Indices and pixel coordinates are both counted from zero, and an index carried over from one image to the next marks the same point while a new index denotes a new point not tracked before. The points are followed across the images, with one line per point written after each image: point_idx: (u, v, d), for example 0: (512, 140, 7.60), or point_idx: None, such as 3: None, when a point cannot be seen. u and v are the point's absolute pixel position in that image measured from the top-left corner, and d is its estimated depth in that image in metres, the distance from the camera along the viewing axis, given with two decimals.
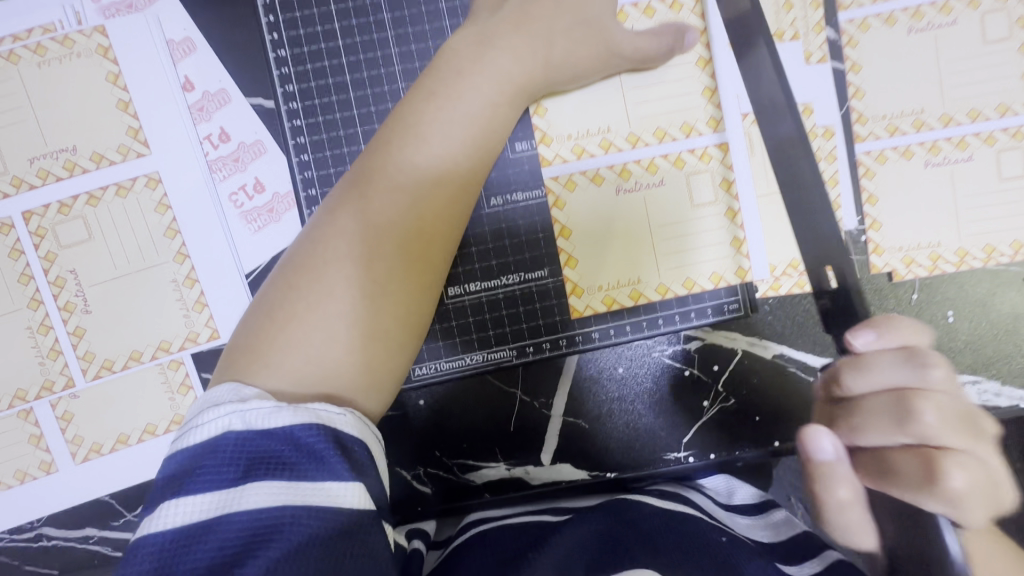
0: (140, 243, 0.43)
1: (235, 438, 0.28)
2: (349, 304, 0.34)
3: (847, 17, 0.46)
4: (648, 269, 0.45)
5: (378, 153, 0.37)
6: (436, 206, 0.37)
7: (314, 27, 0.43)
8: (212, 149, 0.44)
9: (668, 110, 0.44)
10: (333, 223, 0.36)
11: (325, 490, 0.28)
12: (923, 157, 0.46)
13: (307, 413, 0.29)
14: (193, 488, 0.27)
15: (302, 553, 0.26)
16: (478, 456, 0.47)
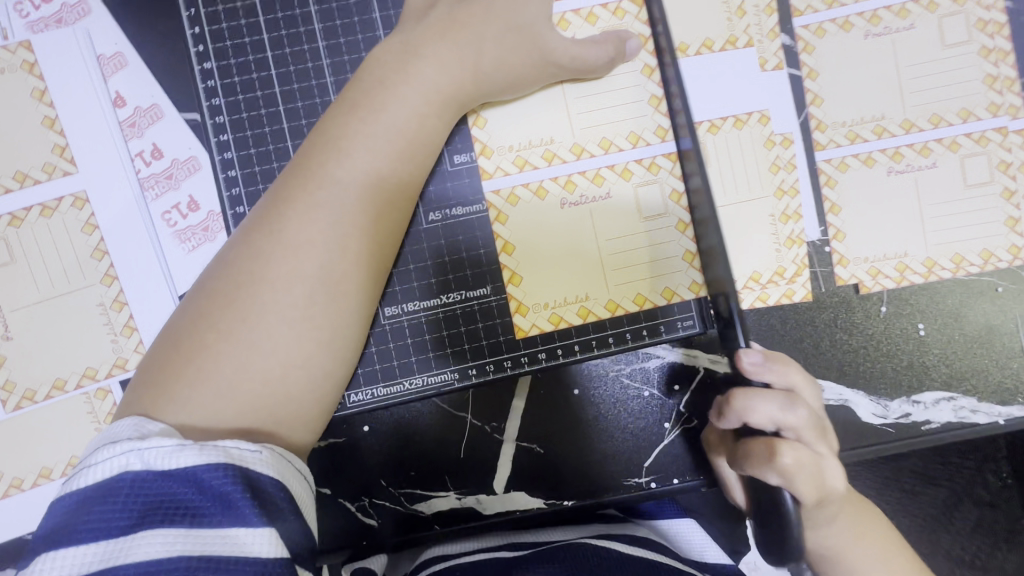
0: (65, 265, 0.41)
1: (131, 482, 0.26)
2: (261, 327, 0.32)
3: (802, 22, 0.45)
4: (597, 284, 0.43)
5: (302, 169, 0.35)
6: (363, 224, 0.35)
7: (243, 39, 0.41)
8: (141, 166, 0.42)
9: (614, 120, 0.43)
10: (252, 244, 0.34)
11: (231, 539, 0.26)
12: (886, 165, 0.45)
13: (215, 453, 0.27)
14: (82, 537, 0.25)
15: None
16: (426, 485, 0.44)
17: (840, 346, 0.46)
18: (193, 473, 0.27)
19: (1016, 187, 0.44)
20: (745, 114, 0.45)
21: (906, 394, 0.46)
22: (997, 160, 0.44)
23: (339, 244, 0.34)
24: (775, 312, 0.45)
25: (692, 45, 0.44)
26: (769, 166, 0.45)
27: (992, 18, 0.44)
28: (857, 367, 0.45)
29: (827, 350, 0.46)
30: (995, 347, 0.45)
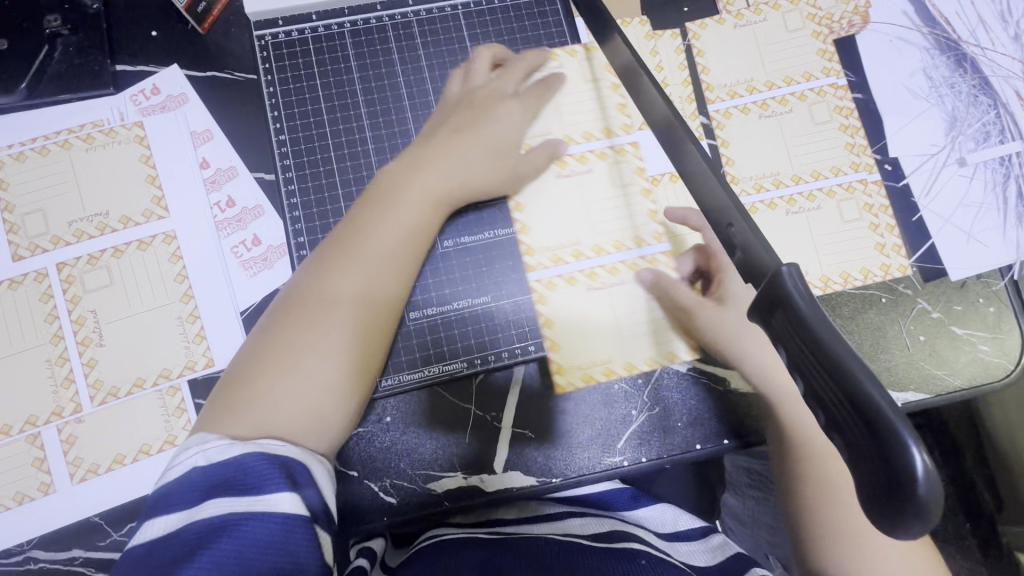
0: (153, 287, 0.52)
1: (195, 472, 0.36)
2: (297, 364, 0.42)
3: (713, 108, 0.62)
4: (620, 351, 0.55)
5: (345, 240, 0.48)
6: (383, 282, 0.47)
7: (308, 116, 0.55)
8: (221, 211, 0.55)
9: (619, 223, 0.57)
10: (303, 300, 0.45)
11: (267, 502, 0.34)
12: (784, 207, 0.60)
13: (256, 445, 0.37)
14: (163, 511, 0.34)
15: (243, 548, 0.32)
16: (438, 466, 0.53)
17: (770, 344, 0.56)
18: (240, 459, 0.36)
19: (879, 222, 0.60)
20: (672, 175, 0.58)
21: None
22: (863, 203, 0.60)
23: (366, 298, 0.46)
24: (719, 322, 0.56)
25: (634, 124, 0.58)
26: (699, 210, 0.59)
27: (846, 106, 0.62)
28: None
29: None
30: (882, 344, 0.58)
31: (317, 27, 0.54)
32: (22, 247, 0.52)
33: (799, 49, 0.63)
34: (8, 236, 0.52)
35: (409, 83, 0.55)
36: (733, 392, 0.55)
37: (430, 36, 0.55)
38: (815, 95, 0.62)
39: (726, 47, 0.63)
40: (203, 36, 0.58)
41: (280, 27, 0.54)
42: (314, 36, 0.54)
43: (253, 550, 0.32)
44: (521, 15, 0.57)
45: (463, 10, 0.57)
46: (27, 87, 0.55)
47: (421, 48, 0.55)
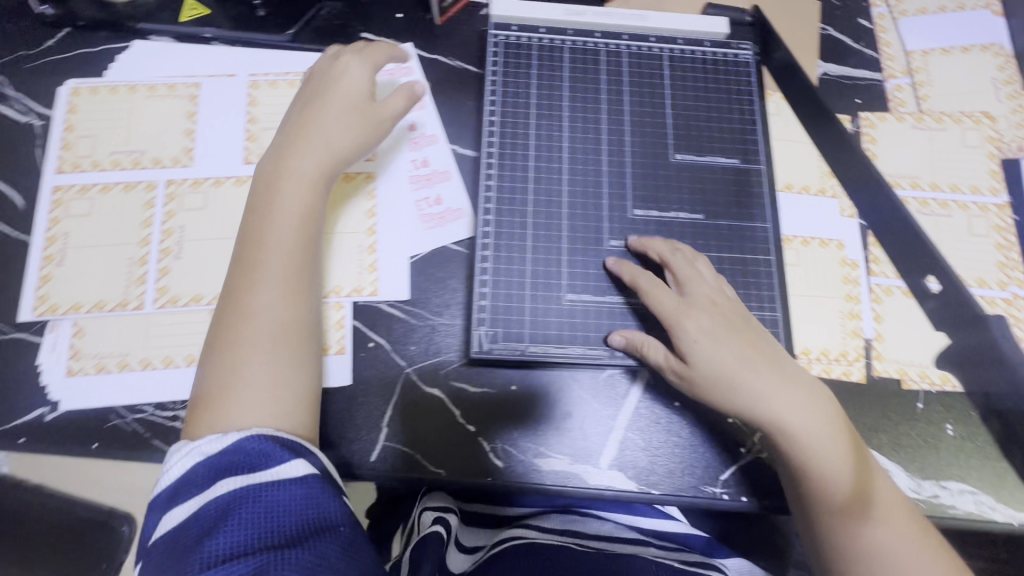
0: (346, 215, 0.59)
1: (202, 466, 0.43)
2: (253, 375, 0.47)
3: (905, 193, 0.65)
4: (913, 361, 0.60)
5: (245, 255, 0.51)
6: (296, 282, 0.50)
7: (520, 96, 0.60)
8: (415, 168, 0.62)
9: (896, 258, 0.63)
10: (235, 311, 0.49)
11: (279, 471, 0.43)
12: (922, 300, 0.61)
13: (252, 430, 0.45)
14: (184, 499, 0.42)
15: (269, 507, 0.41)
16: (547, 445, 0.55)
17: (882, 421, 0.58)
18: (242, 444, 0.44)
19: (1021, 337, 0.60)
20: (826, 240, 0.63)
21: (937, 477, 0.57)
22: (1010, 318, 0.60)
23: (287, 302, 0.50)
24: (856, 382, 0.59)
25: (795, 186, 0.64)
26: (842, 279, 0.62)
27: (1003, 225, 0.64)
28: (900, 443, 0.58)
29: (878, 430, 0.58)
30: (1003, 462, 0.57)
31: (543, 38, 0.62)
32: (254, 154, 0.60)
33: (976, 162, 0.66)
34: (245, 141, 0.60)
35: (610, 100, 0.60)
36: None
37: (636, 70, 0.62)
38: (977, 209, 0.64)
39: (895, 143, 0.67)
40: (437, 25, 0.67)
41: (514, 30, 0.62)
42: (540, 43, 0.62)
43: (276, 509, 0.41)
44: (719, 69, 0.63)
45: (670, 53, 0.62)
46: (294, 32, 0.65)
47: (627, 75, 0.61)
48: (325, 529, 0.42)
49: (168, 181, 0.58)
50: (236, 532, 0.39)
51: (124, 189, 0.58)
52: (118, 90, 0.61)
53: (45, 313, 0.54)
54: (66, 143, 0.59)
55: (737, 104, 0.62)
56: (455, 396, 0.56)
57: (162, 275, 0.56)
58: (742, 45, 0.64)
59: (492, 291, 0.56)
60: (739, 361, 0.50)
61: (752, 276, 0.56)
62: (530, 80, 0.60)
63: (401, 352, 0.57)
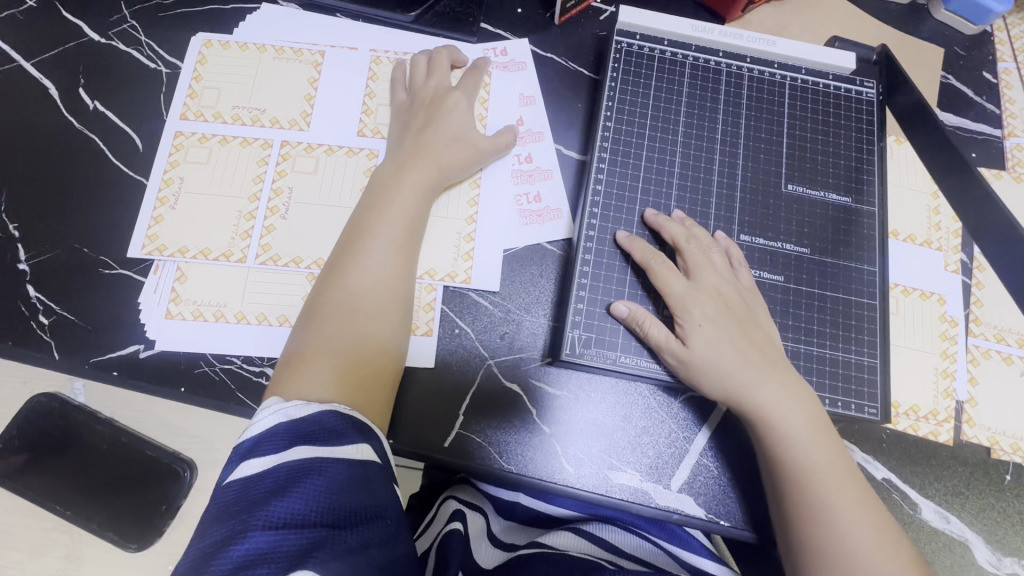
0: (449, 201, 0.60)
1: (280, 427, 0.43)
2: (343, 350, 0.49)
3: None
4: (1008, 431, 0.57)
5: (354, 233, 0.53)
6: (398, 267, 0.52)
7: (637, 106, 0.60)
8: (519, 163, 0.62)
9: (1000, 322, 0.60)
10: (341, 284, 0.51)
11: (348, 453, 0.43)
12: (1021, 368, 0.59)
13: (330, 406, 0.45)
14: (257, 454, 0.41)
15: (334, 482, 0.40)
16: (620, 459, 0.55)
17: (968, 486, 0.56)
18: (318, 416, 0.44)
19: None
20: (928, 292, 0.61)
21: (1019, 555, 0.54)
22: None
23: (387, 285, 0.51)
24: (946, 445, 0.57)
25: (902, 233, 0.62)
26: (939, 334, 0.59)
27: None
28: (985, 513, 0.55)
29: (964, 495, 0.56)
30: None
31: (666, 50, 0.62)
32: (367, 128, 0.61)
33: None
34: (361, 115, 0.61)
35: (727, 120, 0.60)
36: (922, 520, 0.55)
37: (756, 94, 0.61)
38: None
39: (1010, 204, 0.65)
40: (555, 24, 0.67)
41: (637, 39, 0.62)
42: (662, 56, 0.62)
43: (338, 485, 0.40)
44: (838, 106, 0.62)
45: (791, 82, 0.62)
46: (417, 14, 0.65)
47: (746, 98, 0.61)
48: (374, 523, 0.41)
49: (283, 143, 0.59)
50: (300, 500, 0.38)
51: (241, 144, 0.59)
52: (246, 48, 0.62)
53: (153, 253, 0.56)
54: (191, 93, 0.61)
55: (855, 144, 0.61)
56: (530, 393, 0.56)
57: (267, 234, 0.57)
58: (864, 85, 0.63)
59: (588, 295, 0.56)
60: (733, 350, 0.52)
61: (853, 319, 0.55)
62: (649, 90, 0.61)
63: (488, 345, 0.57)
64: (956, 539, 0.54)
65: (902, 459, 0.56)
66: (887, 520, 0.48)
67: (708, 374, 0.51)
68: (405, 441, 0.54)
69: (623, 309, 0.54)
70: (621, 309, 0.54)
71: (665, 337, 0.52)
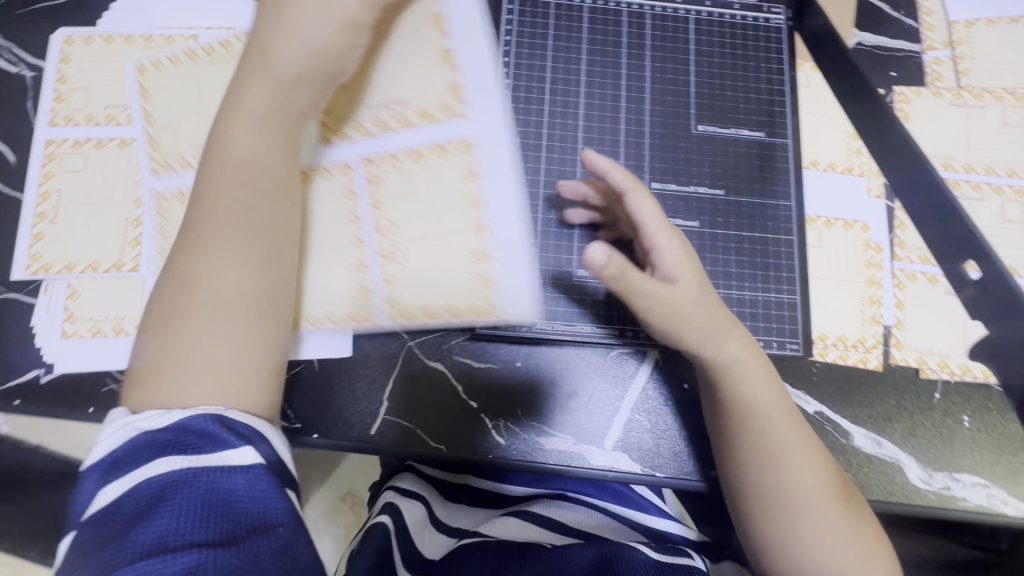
0: None
1: (141, 439, 0.37)
2: (194, 360, 0.41)
3: (967, 177, 0.61)
4: (935, 351, 0.57)
5: (197, 222, 0.45)
6: (254, 254, 0.44)
7: (534, 61, 0.57)
8: None
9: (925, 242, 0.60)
10: (178, 284, 0.43)
11: (223, 457, 0.37)
12: (947, 286, 0.58)
13: (202, 408, 0.39)
14: (115, 476, 0.36)
15: (210, 493, 0.35)
16: (550, 423, 0.54)
17: (898, 409, 0.56)
18: (186, 422, 0.38)
19: None
20: (851, 220, 0.59)
21: (951, 469, 0.55)
22: None
23: (242, 275, 0.43)
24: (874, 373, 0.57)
25: (822, 163, 0.60)
26: (864, 262, 0.59)
27: None
28: (916, 433, 0.56)
29: (895, 418, 0.56)
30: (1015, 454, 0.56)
31: None
32: None
33: (1008, 143, 0.62)
34: None
35: (631, 66, 0.58)
36: (854, 448, 0.55)
37: (660, 31, 0.58)
38: (1010, 192, 0.60)
39: (933, 120, 0.63)
40: None
41: None
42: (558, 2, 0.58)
43: (211, 499, 0.35)
44: (746, 36, 0.59)
45: (696, 16, 0.59)
46: None
47: (649, 38, 0.58)
48: (268, 531, 0.36)
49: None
50: (164, 524, 0.33)
51: (119, 146, 0.56)
52: (112, 40, 0.58)
53: (39, 272, 0.53)
54: (57, 96, 0.57)
55: (767, 75, 0.59)
56: (454, 369, 0.55)
57: (158, 237, 0.54)
58: (772, 10, 0.60)
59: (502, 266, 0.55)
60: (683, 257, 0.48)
61: (771, 257, 0.54)
62: (547, 41, 0.58)
63: (418, 325, 0.54)
64: (888, 462, 0.55)
65: (833, 391, 0.56)
66: (802, 457, 0.48)
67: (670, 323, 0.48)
68: (331, 435, 0.53)
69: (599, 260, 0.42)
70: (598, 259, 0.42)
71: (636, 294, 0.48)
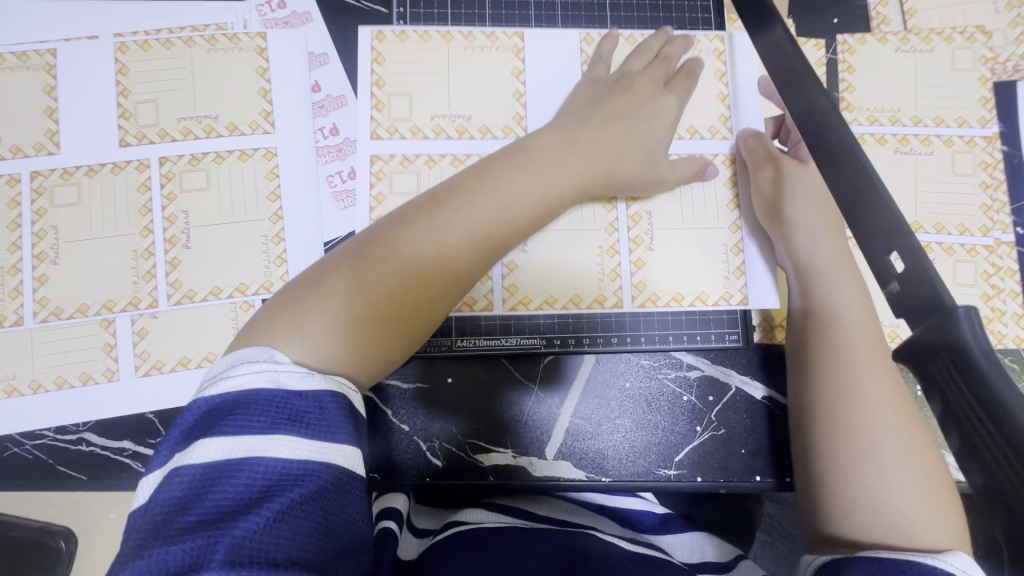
0: (247, 209, 0.51)
1: (267, 395, 0.35)
2: (320, 323, 0.40)
3: (914, 131, 0.57)
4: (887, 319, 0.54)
5: (437, 198, 0.45)
6: (492, 237, 0.45)
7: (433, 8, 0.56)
8: (323, 137, 0.54)
9: None
10: (386, 250, 0.43)
11: (338, 452, 0.35)
12: None
13: (331, 382, 0.37)
14: (231, 429, 0.33)
15: (316, 499, 0.34)
16: (488, 439, 0.52)
17: None
18: (313, 393, 0.36)
19: (1002, 288, 0.54)
20: None
21: None
22: (982, 270, 0.55)
23: (469, 251, 0.44)
24: None
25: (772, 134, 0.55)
26: None
27: (990, 159, 0.56)
28: None
29: None
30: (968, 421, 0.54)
31: None
32: (130, 134, 0.52)
33: (960, 89, 0.57)
34: (119, 119, 0.52)
35: (539, 15, 0.58)
36: None
37: None
38: (962, 143, 0.56)
39: (879, 69, 0.58)
40: None
41: None
42: None
43: (324, 499, 0.34)
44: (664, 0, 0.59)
45: None
46: None
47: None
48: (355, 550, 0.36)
49: (374, 158, 0.52)
50: (281, 514, 0.32)
51: None
52: None
53: None
54: None
55: (690, 21, 0.59)
56: (383, 393, 0.52)
57: (41, 284, 0.49)
58: None
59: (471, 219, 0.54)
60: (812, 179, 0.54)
61: None
62: None
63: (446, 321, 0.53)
64: None
65: (781, 372, 0.54)
66: None
67: (805, 232, 0.52)
68: None
69: (744, 131, 0.56)
70: (742, 132, 0.56)
71: (770, 179, 0.54)
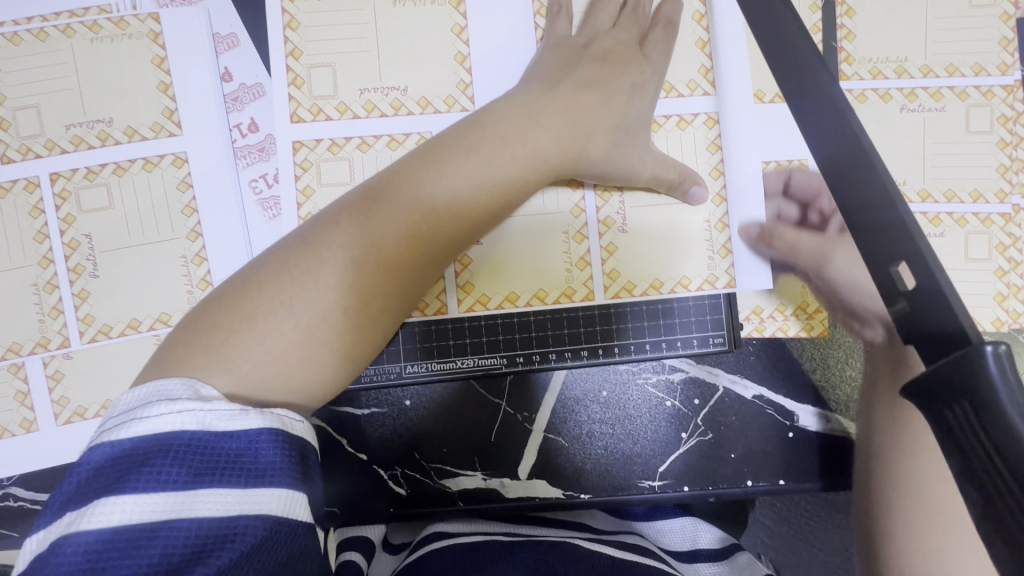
0: (160, 228, 0.45)
1: (187, 440, 0.28)
2: (249, 348, 0.34)
3: (925, 83, 0.49)
4: None
5: (385, 185, 0.39)
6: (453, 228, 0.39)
7: None
8: (241, 136, 0.46)
9: None
10: (318, 255, 0.36)
11: (282, 503, 0.28)
12: None
13: (272, 418, 0.30)
14: (141, 488, 0.26)
15: (251, 562, 0.27)
16: (455, 462, 0.48)
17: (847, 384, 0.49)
18: (247, 434, 0.29)
19: (1019, 260, 0.49)
20: (785, 160, 0.47)
21: None
22: (997, 241, 0.49)
23: (421, 247, 0.38)
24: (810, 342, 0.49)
25: (767, 94, 0.46)
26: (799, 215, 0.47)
27: (1010, 113, 0.49)
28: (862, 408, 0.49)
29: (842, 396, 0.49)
30: None
31: None
32: (12, 148, 0.44)
33: (978, 30, 0.49)
34: None
35: None
36: (799, 429, 0.49)
37: None
38: (979, 95, 0.49)
39: (885, 11, 0.49)
40: None
41: None
42: None
43: (267, 562, 0.27)
44: None
45: None
46: None
47: None
48: None
49: (297, 144, 0.45)
50: None
51: None
52: None
53: None
54: None
55: None
56: (335, 422, 0.48)
57: None
58: None
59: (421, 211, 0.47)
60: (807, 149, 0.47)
61: None
62: None
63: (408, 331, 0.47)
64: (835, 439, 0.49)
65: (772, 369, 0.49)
66: None
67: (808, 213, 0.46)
68: None
69: (728, 85, 0.46)
70: (728, 86, 0.46)
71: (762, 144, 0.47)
